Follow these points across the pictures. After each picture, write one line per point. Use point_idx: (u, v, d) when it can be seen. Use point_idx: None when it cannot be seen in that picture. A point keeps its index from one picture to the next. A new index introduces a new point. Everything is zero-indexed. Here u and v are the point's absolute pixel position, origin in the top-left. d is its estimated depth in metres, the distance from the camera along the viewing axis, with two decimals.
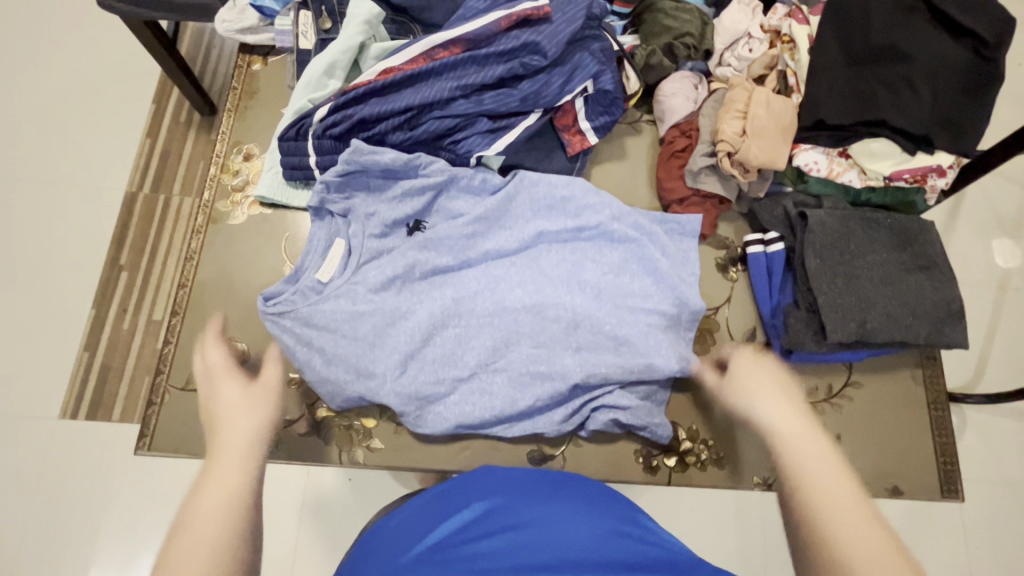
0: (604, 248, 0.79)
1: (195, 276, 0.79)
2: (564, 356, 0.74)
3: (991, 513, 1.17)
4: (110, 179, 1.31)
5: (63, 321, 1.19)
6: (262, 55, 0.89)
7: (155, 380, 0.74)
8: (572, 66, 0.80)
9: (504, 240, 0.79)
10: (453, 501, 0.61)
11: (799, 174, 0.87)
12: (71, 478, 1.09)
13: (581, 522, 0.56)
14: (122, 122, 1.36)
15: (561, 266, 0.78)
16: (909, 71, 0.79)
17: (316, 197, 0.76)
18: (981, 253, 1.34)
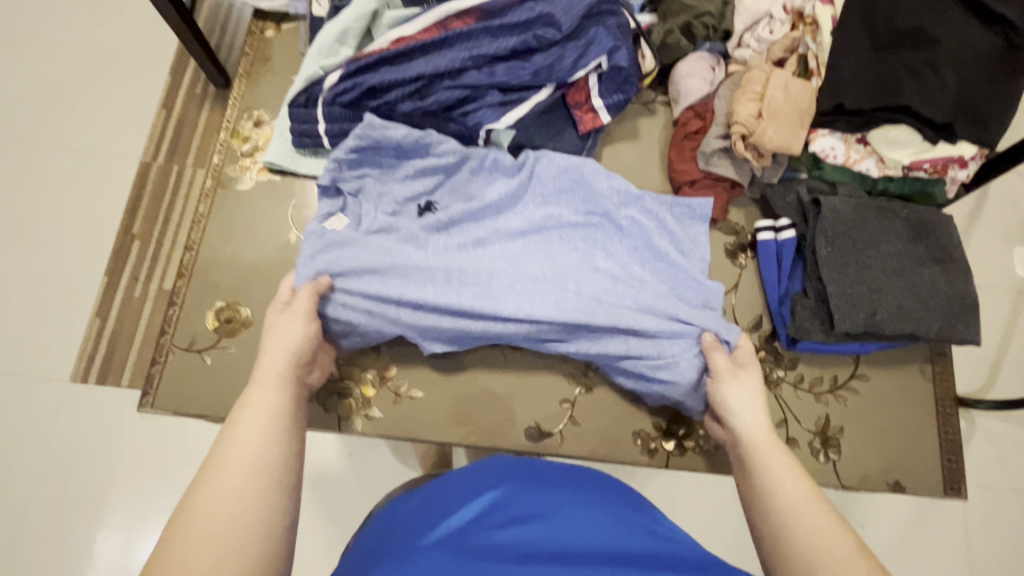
0: (615, 235, 0.78)
1: (202, 239, 0.79)
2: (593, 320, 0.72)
3: (996, 521, 1.15)
4: (127, 147, 1.32)
5: (76, 286, 1.21)
6: (276, 22, 0.88)
7: (160, 339, 0.76)
8: (586, 41, 0.79)
9: (515, 221, 0.78)
10: (468, 489, 0.59)
11: (815, 160, 0.85)
12: (81, 437, 1.11)
13: (603, 516, 0.55)
14: (139, 91, 1.36)
15: (573, 247, 0.77)
16: (936, 56, 0.77)
17: (327, 175, 0.75)
18: (1000, 257, 1.31)
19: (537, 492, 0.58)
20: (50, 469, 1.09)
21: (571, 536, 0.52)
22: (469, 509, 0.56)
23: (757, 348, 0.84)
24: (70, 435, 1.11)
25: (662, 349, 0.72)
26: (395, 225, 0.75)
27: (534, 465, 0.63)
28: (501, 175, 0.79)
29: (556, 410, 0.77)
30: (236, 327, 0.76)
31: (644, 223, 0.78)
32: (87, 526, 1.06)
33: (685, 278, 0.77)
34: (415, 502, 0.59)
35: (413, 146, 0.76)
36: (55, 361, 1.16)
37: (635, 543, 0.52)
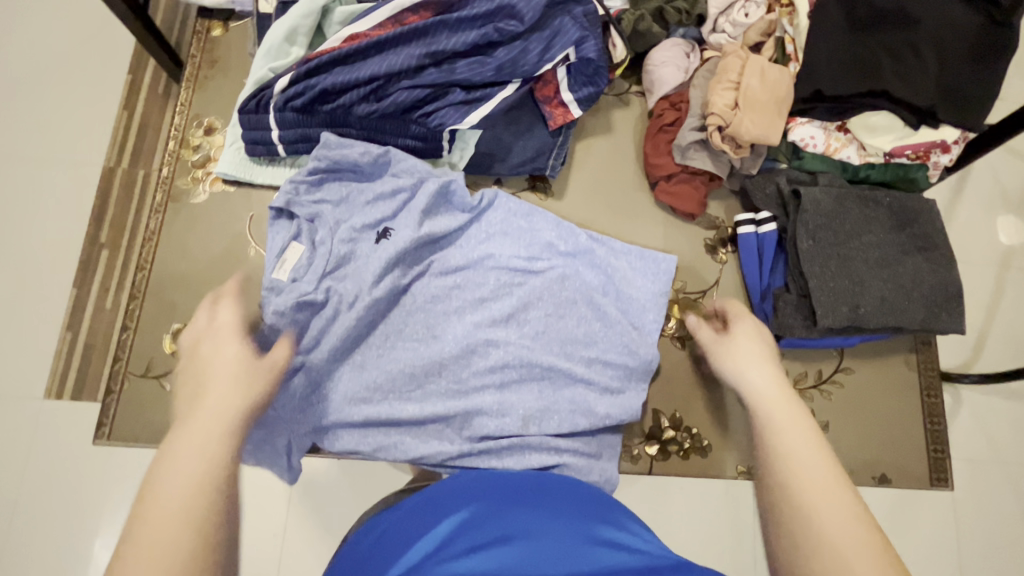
0: (573, 284, 0.73)
1: (155, 257, 0.75)
2: (514, 399, 0.68)
3: (984, 494, 1.16)
4: (86, 154, 1.25)
5: (42, 303, 1.16)
6: (223, 20, 0.83)
7: (114, 366, 0.72)
8: (552, 32, 0.74)
9: (469, 260, 0.73)
10: (435, 514, 0.55)
11: (794, 150, 0.82)
12: (58, 458, 1.07)
13: (572, 534, 0.51)
14: (94, 94, 1.30)
15: (526, 300, 0.71)
16: (915, 37, 0.74)
17: (282, 197, 0.71)
18: (983, 231, 1.29)
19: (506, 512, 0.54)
20: (27, 497, 1.05)
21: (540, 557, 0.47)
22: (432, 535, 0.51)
23: None
24: (45, 461, 1.07)
25: (579, 437, 0.69)
26: (352, 254, 0.71)
27: (506, 483, 0.60)
28: (455, 215, 0.74)
29: None
30: None
31: (588, 278, 0.74)
32: (73, 554, 1.03)
33: (637, 341, 0.72)
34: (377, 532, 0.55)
35: (371, 173, 0.73)
36: (25, 384, 1.11)
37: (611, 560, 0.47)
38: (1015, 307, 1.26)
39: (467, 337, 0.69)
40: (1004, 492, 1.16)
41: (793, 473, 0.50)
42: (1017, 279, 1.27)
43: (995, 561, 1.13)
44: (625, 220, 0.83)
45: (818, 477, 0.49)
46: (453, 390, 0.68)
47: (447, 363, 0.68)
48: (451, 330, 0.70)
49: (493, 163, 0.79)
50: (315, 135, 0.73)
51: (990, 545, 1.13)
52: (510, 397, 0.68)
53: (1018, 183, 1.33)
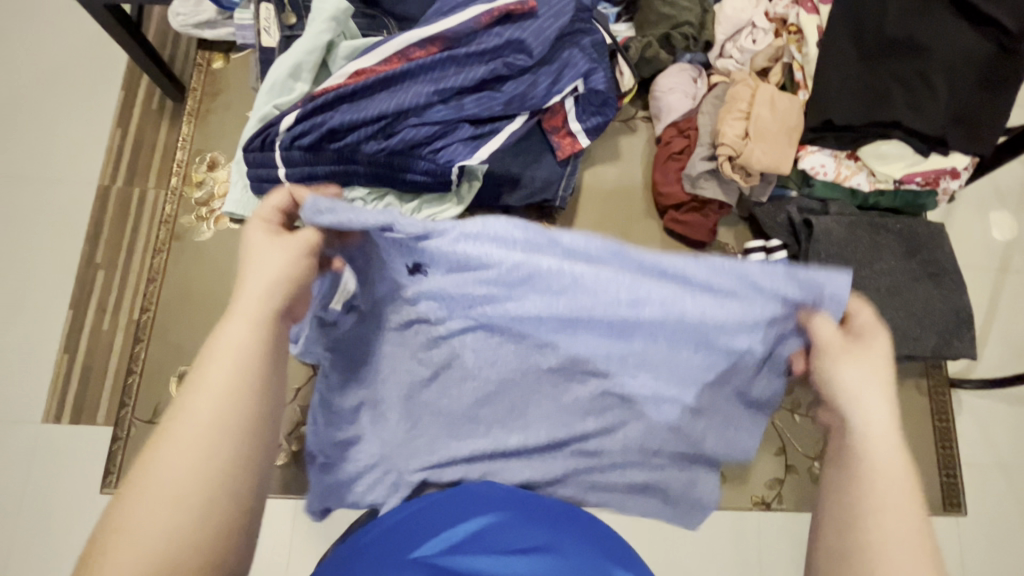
0: (661, 343, 0.47)
1: (158, 299, 0.73)
2: (557, 452, 0.55)
3: (988, 499, 1.16)
4: (81, 175, 1.23)
5: (39, 327, 1.14)
6: (224, 52, 0.82)
7: (119, 413, 0.70)
8: (560, 65, 0.74)
9: (520, 309, 0.48)
10: (454, 500, 0.53)
11: (804, 177, 0.81)
12: (58, 487, 1.05)
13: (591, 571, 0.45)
14: (88, 113, 1.27)
15: (592, 358, 0.50)
16: (926, 65, 0.73)
17: None
18: (982, 236, 1.30)
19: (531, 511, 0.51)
20: (28, 530, 1.03)
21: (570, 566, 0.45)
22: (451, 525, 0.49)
23: None
24: (45, 491, 1.05)
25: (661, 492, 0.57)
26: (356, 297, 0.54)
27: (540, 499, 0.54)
28: (489, 245, 0.45)
29: None
30: None
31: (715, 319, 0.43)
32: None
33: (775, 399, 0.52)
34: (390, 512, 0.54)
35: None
36: (23, 412, 1.09)
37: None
38: (1016, 310, 1.26)
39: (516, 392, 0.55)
40: (1008, 497, 1.17)
41: (868, 467, 0.38)
42: (1016, 282, 1.27)
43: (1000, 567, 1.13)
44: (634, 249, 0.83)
45: (891, 461, 0.38)
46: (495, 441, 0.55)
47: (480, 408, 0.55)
48: (491, 377, 0.54)
49: (502, 195, 0.79)
50: (323, 173, 0.71)
51: (994, 550, 1.14)
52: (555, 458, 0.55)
53: (1017, 187, 1.33)
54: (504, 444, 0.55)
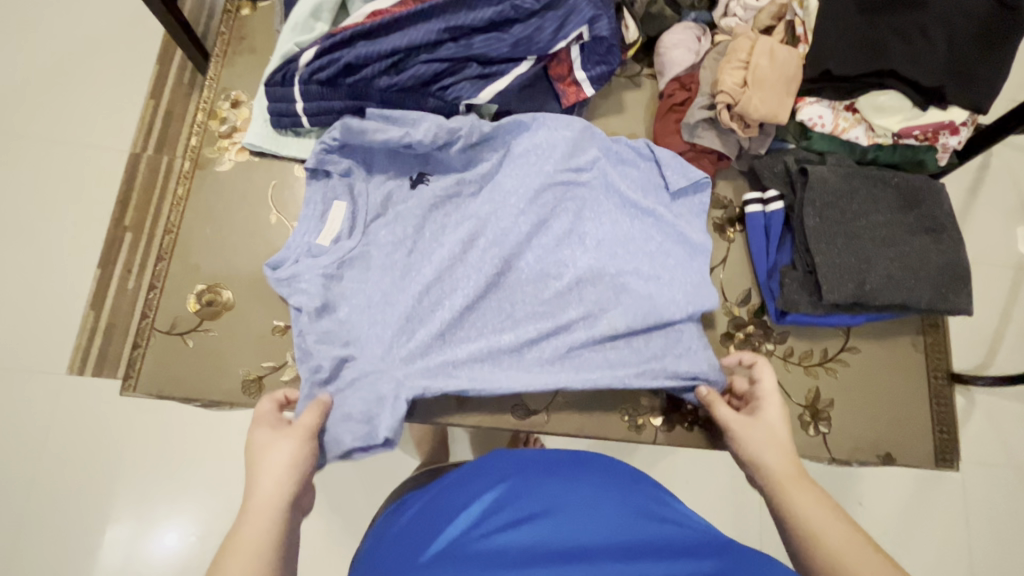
0: (602, 202, 0.78)
1: (181, 222, 0.78)
2: (526, 326, 0.72)
3: (992, 493, 1.15)
4: (116, 139, 1.30)
5: (68, 279, 1.20)
6: (252, 0, 0.87)
7: (141, 322, 0.75)
8: (566, 11, 0.76)
9: (508, 198, 0.76)
10: (467, 492, 0.60)
11: (802, 130, 0.83)
12: (80, 429, 1.11)
13: (621, 505, 0.55)
14: (125, 84, 1.34)
15: (557, 239, 0.76)
16: (924, 20, 0.75)
17: (314, 156, 0.75)
18: (999, 232, 1.29)
19: (543, 486, 0.58)
20: (51, 467, 1.09)
21: (579, 526, 0.52)
22: (463, 519, 0.56)
23: (746, 322, 0.83)
24: (69, 431, 1.11)
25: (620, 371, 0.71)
26: (396, 187, 0.77)
27: (544, 457, 0.63)
28: (490, 146, 0.78)
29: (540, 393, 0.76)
30: (217, 309, 0.75)
31: (607, 203, 0.78)
32: (95, 520, 1.07)
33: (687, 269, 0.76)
34: (414, 514, 0.61)
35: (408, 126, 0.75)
36: (51, 355, 1.15)
37: (651, 530, 0.53)
38: None
39: (501, 270, 0.73)
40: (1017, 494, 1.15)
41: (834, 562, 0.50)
42: None
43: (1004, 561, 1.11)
44: None
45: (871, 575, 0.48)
46: (480, 309, 0.72)
47: (475, 288, 0.72)
48: (485, 269, 0.73)
49: None
50: (337, 108, 0.76)
51: (999, 545, 1.12)
52: (527, 331, 0.71)
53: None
54: (496, 345, 0.70)
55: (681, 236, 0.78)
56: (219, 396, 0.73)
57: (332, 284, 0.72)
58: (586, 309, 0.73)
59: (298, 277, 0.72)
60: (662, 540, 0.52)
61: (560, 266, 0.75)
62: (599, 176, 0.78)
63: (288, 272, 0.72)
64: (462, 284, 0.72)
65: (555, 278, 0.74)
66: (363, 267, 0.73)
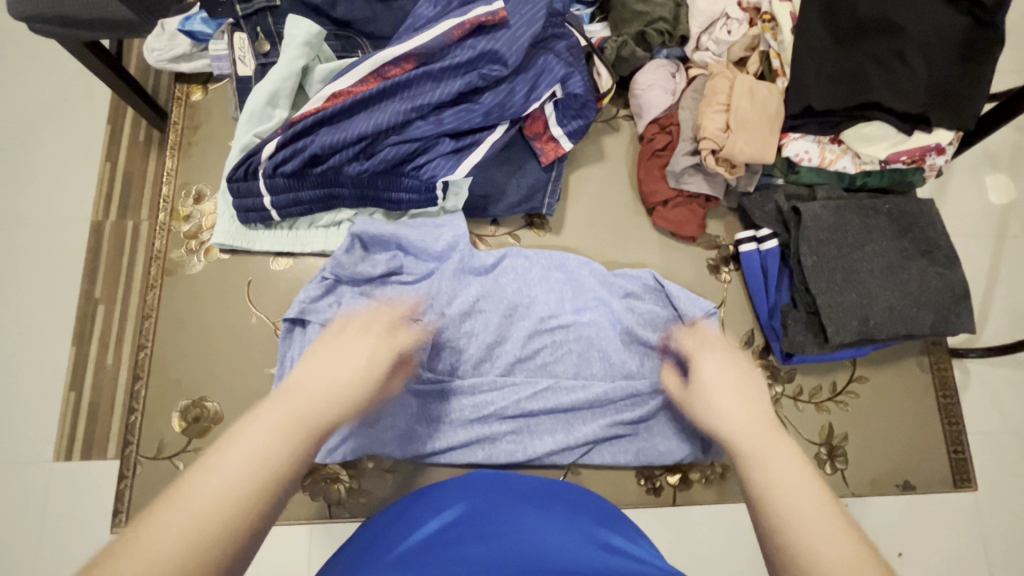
0: (608, 335, 0.76)
1: (155, 336, 0.73)
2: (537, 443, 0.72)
3: (1012, 469, 1.15)
4: (70, 213, 1.21)
5: (41, 370, 1.12)
6: (202, 84, 0.82)
7: (124, 451, 0.70)
8: (536, 72, 0.73)
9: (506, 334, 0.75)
10: (442, 501, 0.58)
11: (790, 164, 0.81)
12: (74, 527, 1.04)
13: (570, 533, 0.54)
14: (68, 154, 1.25)
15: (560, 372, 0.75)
16: (902, 44, 0.73)
17: (296, 308, 0.70)
18: (978, 203, 1.27)
19: (514, 509, 0.57)
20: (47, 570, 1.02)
21: (534, 547, 0.52)
22: (439, 517, 0.55)
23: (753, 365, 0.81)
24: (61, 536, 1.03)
25: (623, 446, 0.74)
26: None
27: (514, 482, 0.63)
28: (481, 282, 0.76)
29: (551, 470, 0.74)
30: (205, 425, 0.71)
31: (610, 332, 0.77)
32: None
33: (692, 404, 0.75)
34: (392, 513, 0.58)
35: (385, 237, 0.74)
36: (33, 457, 1.07)
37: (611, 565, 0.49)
38: None
39: (494, 415, 0.72)
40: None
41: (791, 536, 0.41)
42: (1016, 248, 1.25)
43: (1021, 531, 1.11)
44: (623, 251, 0.84)
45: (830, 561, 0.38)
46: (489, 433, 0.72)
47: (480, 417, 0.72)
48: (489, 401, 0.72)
49: (488, 205, 0.79)
50: (308, 198, 0.72)
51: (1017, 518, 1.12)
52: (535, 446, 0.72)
53: (1021, 156, 1.32)
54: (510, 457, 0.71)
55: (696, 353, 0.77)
56: None
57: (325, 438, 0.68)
58: (585, 441, 0.72)
59: None
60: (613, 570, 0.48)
61: (561, 407, 0.72)
62: (601, 309, 0.77)
63: None
64: (455, 429, 0.71)
65: (557, 404, 0.72)
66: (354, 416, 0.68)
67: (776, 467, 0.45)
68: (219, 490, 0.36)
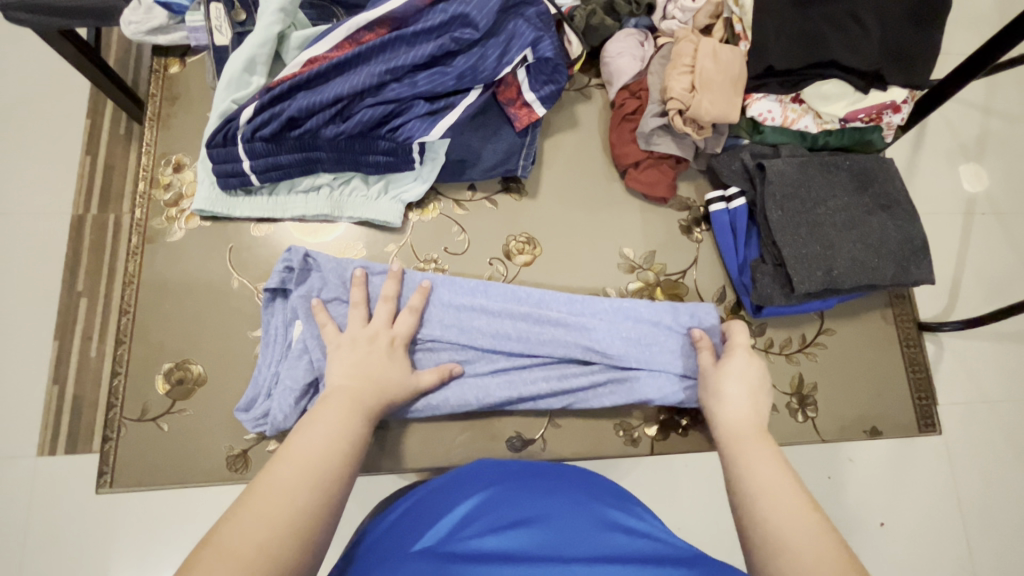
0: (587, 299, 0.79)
1: (137, 301, 0.74)
2: (526, 387, 0.74)
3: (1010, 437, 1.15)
4: (39, 200, 1.14)
5: (7, 361, 1.05)
6: (179, 57, 0.83)
7: (108, 413, 0.71)
8: (507, 36, 0.76)
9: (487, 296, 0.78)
10: (443, 503, 0.58)
11: (754, 125, 0.84)
12: (59, 530, 0.97)
13: (589, 519, 0.54)
14: (24, 136, 1.17)
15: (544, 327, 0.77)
16: (853, 5, 0.77)
17: (276, 277, 0.73)
18: (950, 176, 1.28)
19: (525, 493, 0.58)
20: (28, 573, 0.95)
21: (559, 537, 0.51)
22: (452, 515, 0.55)
23: (725, 320, 0.84)
24: (29, 536, 0.96)
25: (609, 392, 0.75)
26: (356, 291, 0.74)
27: (513, 471, 0.63)
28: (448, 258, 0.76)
29: (533, 420, 0.77)
30: (189, 387, 0.73)
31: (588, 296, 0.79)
32: None
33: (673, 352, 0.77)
34: (400, 513, 0.58)
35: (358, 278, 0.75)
36: (13, 456, 1.01)
37: (620, 544, 0.51)
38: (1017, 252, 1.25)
39: (481, 367, 0.75)
40: (1019, 435, 1.11)
41: (744, 475, 0.57)
42: (991, 221, 1.26)
43: (1016, 504, 1.08)
44: (598, 213, 0.86)
45: (770, 479, 0.55)
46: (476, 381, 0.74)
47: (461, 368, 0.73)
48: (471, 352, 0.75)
49: (465, 169, 0.82)
50: (287, 162, 0.74)
51: (1010, 492, 1.09)
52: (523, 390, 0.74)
53: (1003, 129, 1.33)
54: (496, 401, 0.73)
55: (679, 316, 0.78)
56: (203, 477, 0.71)
57: (304, 401, 0.70)
58: (571, 384, 0.75)
59: (264, 411, 0.70)
60: (631, 552, 0.50)
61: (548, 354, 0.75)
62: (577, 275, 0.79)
63: (257, 412, 0.70)
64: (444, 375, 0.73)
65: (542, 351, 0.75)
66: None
67: (752, 454, 0.59)
68: (284, 486, 0.48)
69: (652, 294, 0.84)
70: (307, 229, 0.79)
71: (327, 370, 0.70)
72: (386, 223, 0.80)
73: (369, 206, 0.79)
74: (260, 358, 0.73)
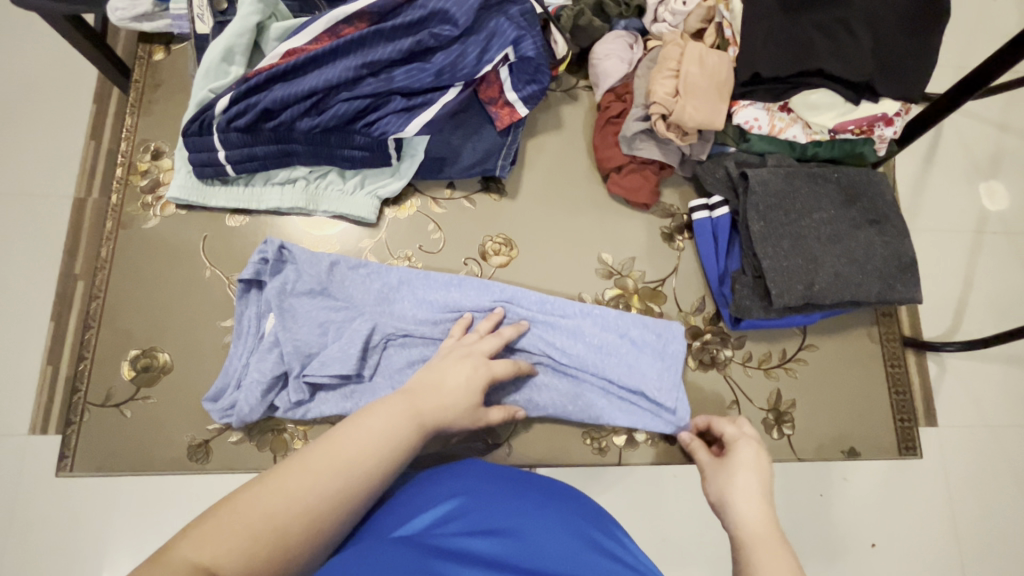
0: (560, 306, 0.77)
1: (108, 288, 0.75)
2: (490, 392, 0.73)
3: None
4: None
5: None
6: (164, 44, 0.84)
7: (73, 397, 0.72)
8: (488, 34, 0.74)
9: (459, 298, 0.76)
10: (428, 496, 0.53)
11: (741, 133, 0.82)
12: None
13: (571, 536, 0.49)
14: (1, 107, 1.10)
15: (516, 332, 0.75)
16: (845, 13, 0.74)
17: (251, 268, 0.72)
18: (959, 194, 1.24)
19: (514, 500, 0.53)
20: None
21: (540, 549, 0.46)
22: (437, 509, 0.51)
23: (702, 331, 0.82)
24: None
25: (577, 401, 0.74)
26: (332, 286, 0.74)
27: (506, 477, 0.58)
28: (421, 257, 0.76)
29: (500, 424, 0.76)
30: (155, 374, 0.73)
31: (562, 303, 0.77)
32: None
33: (643, 366, 0.76)
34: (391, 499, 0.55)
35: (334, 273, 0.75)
36: None
37: (600, 566, 0.46)
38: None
39: None
40: None
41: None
42: (1000, 242, 1.22)
43: None
44: (579, 216, 0.85)
45: None
46: None
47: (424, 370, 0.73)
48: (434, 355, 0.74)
49: (443, 167, 0.81)
50: (261, 153, 0.74)
51: None
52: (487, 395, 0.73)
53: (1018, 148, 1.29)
54: None
55: (653, 334, 0.77)
56: (162, 465, 0.71)
57: (271, 394, 0.70)
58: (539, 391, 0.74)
59: (230, 402, 0.70)
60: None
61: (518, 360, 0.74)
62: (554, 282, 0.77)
63: (223, 402, 0.70)
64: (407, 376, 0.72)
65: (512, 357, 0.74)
66: (315, 374, 0.69)
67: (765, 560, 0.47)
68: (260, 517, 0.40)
69: (629, 301, 0.82)
70: (285, 221, 0.80)
71: (297, 363, 0.70)
72: (361, 219, 0.80)
73: (345, 201, 0.78)
74: (231, 350, 0.73)
